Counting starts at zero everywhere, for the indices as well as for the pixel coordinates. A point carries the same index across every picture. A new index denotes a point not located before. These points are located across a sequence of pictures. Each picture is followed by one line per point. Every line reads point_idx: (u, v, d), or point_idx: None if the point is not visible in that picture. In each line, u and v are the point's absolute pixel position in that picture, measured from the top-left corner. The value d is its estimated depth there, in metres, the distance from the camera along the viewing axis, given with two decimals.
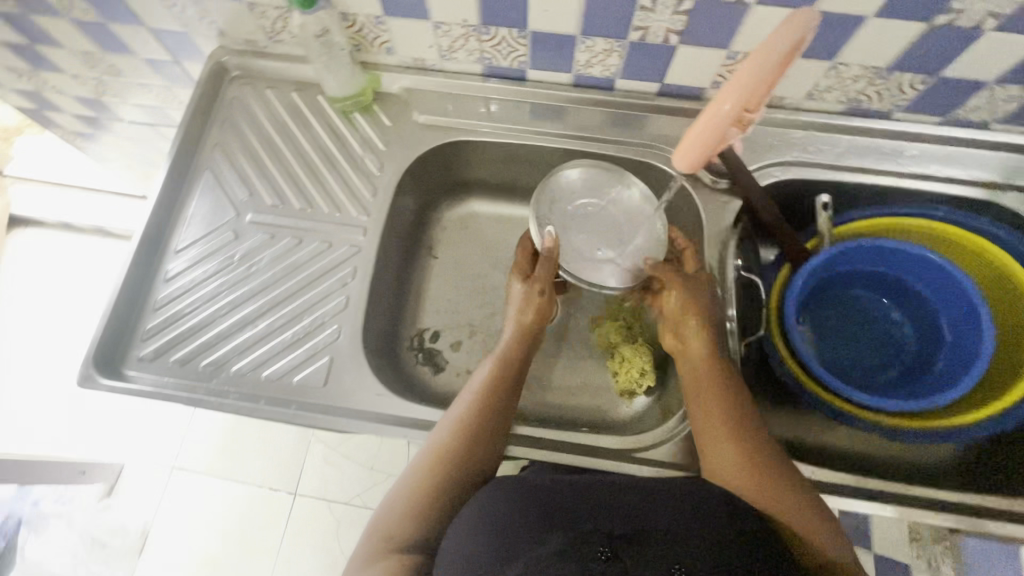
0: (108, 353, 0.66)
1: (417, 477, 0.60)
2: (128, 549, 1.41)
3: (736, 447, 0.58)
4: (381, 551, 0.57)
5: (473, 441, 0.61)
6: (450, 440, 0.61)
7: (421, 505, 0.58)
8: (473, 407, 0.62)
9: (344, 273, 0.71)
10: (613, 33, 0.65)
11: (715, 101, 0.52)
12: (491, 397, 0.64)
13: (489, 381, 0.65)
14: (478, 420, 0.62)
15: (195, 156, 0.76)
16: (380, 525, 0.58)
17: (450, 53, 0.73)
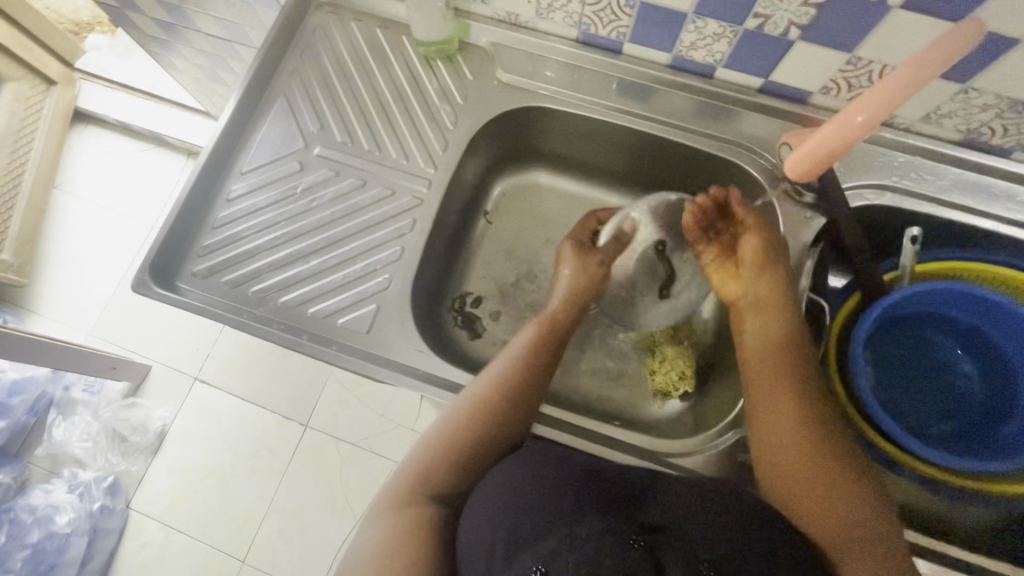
0: (164, 264, 0.67)
1: (447, 428, 0.60)
2: (145, 447, 1.48)
3: (796, 449, 0.54)
4: (411, 496, 0.58)
5: (502, 407, 0.61)
6: (482, 407, 0.61)
7: (449, 459, 0.59)
8: (507, 380, 0.62)
9: (403, 224, 0.70)
10: (728, 18, 0.60)
11: (845, 110, 0.53)
12: (522, 370, 0.63)
13: (525, 350, 0.65)
14: (510, 391, 0.62)
15: (273, 79, 0.75)
16: (409, 472, 0.60)
17: (548, 12, 0.69)
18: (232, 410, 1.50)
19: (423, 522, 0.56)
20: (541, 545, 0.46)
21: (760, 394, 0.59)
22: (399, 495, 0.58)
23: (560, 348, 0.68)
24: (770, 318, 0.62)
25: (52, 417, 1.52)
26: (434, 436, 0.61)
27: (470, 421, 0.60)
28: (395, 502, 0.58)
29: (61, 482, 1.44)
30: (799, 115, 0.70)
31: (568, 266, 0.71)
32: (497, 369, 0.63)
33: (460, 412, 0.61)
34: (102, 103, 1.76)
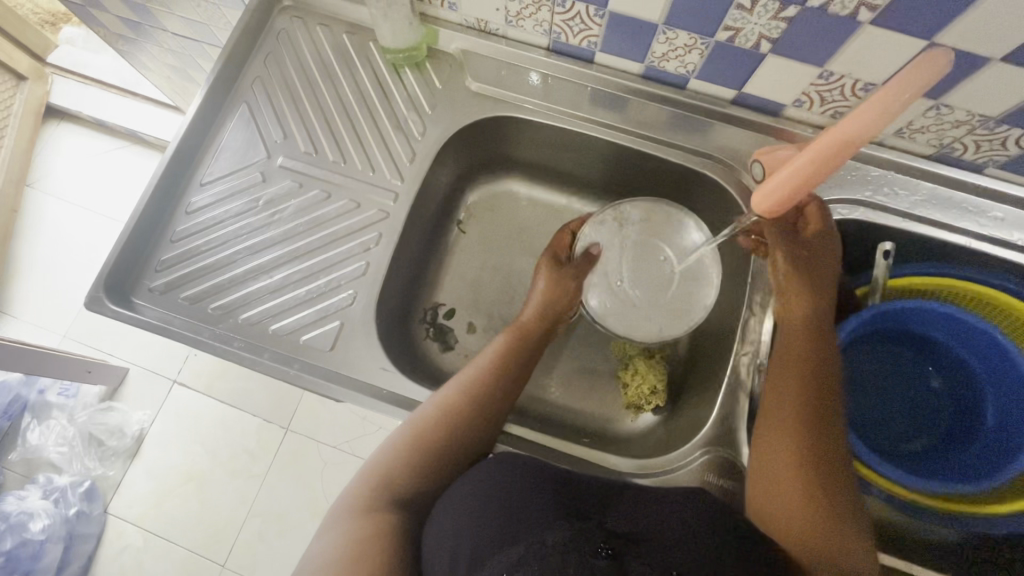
0: (120, 279, 0.65)
1: (410, 433, 0.59)
2: (124, 451, 1.46)
3: (790, 458, 0.53)
4: (370, 505, 0.56)
5: (466, 422, 0.60)
6: (451, 415, 0.60)
7: (410, 470, 0.58)
8: (473, 399, 0.61)
9: (369, 238, 0.68)
10: (698, 30, 0.59)
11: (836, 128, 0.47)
12: (486, 383, 0.62)
13: (494, 360, 0.65)
14: (473, 407, 0.61)
15: (235, 84, 0.72)
16: (370, 476, 0.58)
17: (517, 20, 0.67)
18: (213, 414, 1.48)
19: (385, 527, 0.54)
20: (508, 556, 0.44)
21: (772, 388, 0.58)
22: (363, 502, 0.56)
23: (530, 360, 0.68)
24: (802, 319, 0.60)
25: (27, 421, 1.49)
26: (399, 436, 0.59)
27: (433, 432, 0.59)
28: (357, 509, 0.56)
29: (36, 487, 1.41)
30: (773, 128, 0.69)
31: (542, 278, 0.71)
32: (470, 372, 0.63)
33: (422, 421, 0.60)
34: (74, 98, 1.71)
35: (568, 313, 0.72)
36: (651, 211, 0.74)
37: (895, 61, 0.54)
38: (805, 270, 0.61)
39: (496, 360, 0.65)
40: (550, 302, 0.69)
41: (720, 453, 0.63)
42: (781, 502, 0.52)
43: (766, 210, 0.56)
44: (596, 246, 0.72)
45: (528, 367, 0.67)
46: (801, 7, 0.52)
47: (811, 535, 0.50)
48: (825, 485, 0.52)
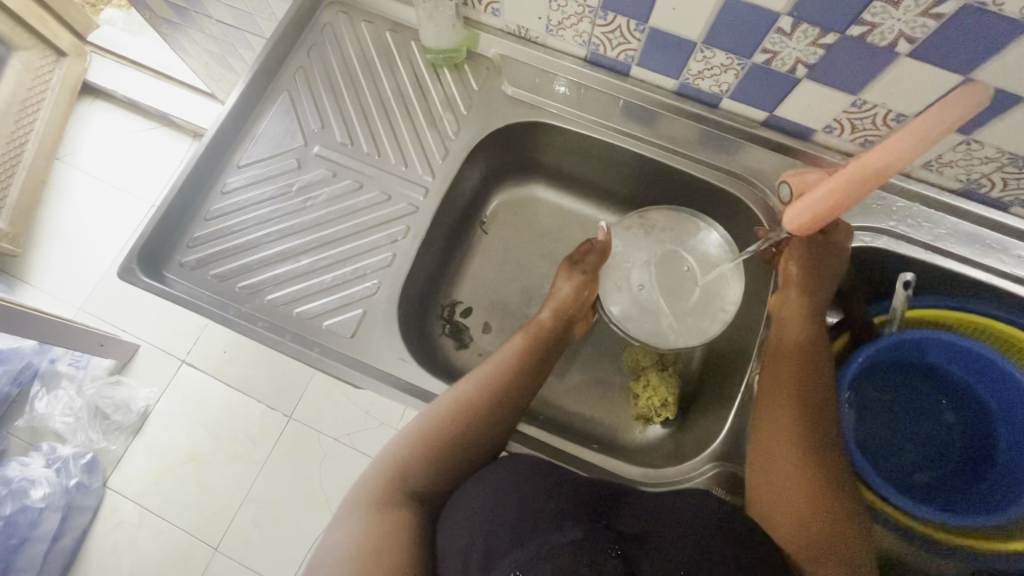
0: (154, 252, 0.66)
1: (426, 428, 0.60)
2: (127, 426, 1.48)
3: (788, 474, 0.54)
4: (384, 499, 0.56)
5: (481, 424, 0.60)
6: (466, 413, 0.60)
7: (422, 465, 0.58)
8: (490, 403, 0.61)
9: (396, 230, 0.69)
10: (736, 50, 0.60)
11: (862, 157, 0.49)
12: (504, 386, 0.63)
13: (512, 361, 0.65)
14: (489, 410, 0.61)
15: (278, 73, 0.74)
16: (383, 469, 0.58)
17: (557, 29, 0.69)
18: (218, 397, 1.50)
19: (402, 524, 0.54)
20: (517, 553, 0.45)
21: (764, 404, 0.59)
22: (378, 497, 0.56)
23: (548, 364, 0.68)
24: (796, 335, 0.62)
25: (35, 389, 1.51)
26: (412, 431, 0.60)
27: (448, 429, 0.60)
28: (372, 502, 0.56)
29: (39, 455, 1.42)
30: (801, 152, 0.70)
31: (565, 285, 0.71)
32: (484, 372, 0.64)
33: (437, 419, 0.60)
34: (111, 78, 1.75)
35: (583, 317, 0.73)
36: (675, 217, 0.76)
37: (929, 94, 0.55)
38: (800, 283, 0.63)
39: (515, 364, 0.65)
40: (569, 305, 0.71)
41: (725, 468, 0.63)
42: (780, 519, 0.52)
43: (796, 228, 0.58)
44: (603, 228, 0.72)
45: (545, 371, 0.67)
46: (841, 35, 0.53)
47: (809, 550, 0.50)
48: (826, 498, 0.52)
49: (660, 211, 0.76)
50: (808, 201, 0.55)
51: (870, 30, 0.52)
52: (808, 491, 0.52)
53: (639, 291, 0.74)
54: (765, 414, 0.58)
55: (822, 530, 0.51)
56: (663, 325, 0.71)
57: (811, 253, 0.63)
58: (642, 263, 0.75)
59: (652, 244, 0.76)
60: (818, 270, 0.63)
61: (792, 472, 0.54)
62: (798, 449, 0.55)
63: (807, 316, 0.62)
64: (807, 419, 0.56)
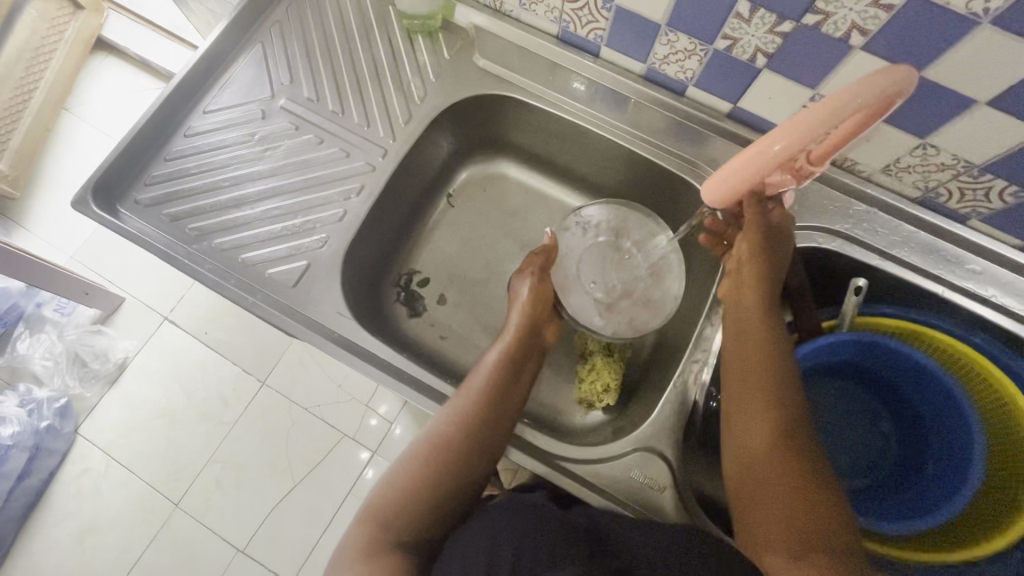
0: (110, 186, 0.67)
1: (410, 469, 0.57)
2: (104, 375, 1.50)
3: (788, 530, 0.50)
4: (376, 551, 0.53)
5: (460, 453, 0.58)
6: (443, 443, 0.58)
7: (409, 508, 0.55)
8: (464, 429, 0.58)
9: (351, 187, 0.70)
10: (699, 35, 0.60)
11: (767, 137, 0.49)
12: (480, 409, 0.60)
13: (483, 378, 0.62)
14: (465, 436, 0.58)
15: (254, 24, 0.75)
16: (370, 518, 0.56)
17: (530, 4, 0.68)
18: (194, 355, 1.52)
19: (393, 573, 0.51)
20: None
21: (742, 448, 0.56)
22: (366, 547, 0.53)
23: (522, 376, 0.65)
24: (759, 348, 0.58)
25: (19, 331, 1.54)
26: (396, 476, 0.58)
27: (427, 465, 0.57)
28: (362, 552, 0.53)
29: (15, 395, 1.45)
30: None
31: (525, 286, 0.69)
32: (460, 399, 0.61)
33: (417, 457, 0.58)
34: (125, 35, 1.78)
35: (550, 321, 0.70)
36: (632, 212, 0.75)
37: None
38: (755, 270, 0.62)
39: (487, 380, 0.62)
40: (534, 312, 0.68)
41: (649, 451, 0.64)
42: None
43: (715, 202, 0.57)
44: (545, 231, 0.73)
45: (521, 384, 0.64)
46: (797, 24, 0.53)
47: None
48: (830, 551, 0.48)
49: (613, 207, 0.76)
50: (722, 166, 0.54)
51: (824, 20, 0.51)
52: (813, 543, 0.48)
53: (592, 288, 0.73)
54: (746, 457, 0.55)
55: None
56: (611, 311, 0.71)
57: (762, 235, 0.61)
58: (596, 253, 0.74)
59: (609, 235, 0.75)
60: (769, 249, 0.61)
61: (786, 529, 0.50)
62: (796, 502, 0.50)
63: (763, 312, 0.61)
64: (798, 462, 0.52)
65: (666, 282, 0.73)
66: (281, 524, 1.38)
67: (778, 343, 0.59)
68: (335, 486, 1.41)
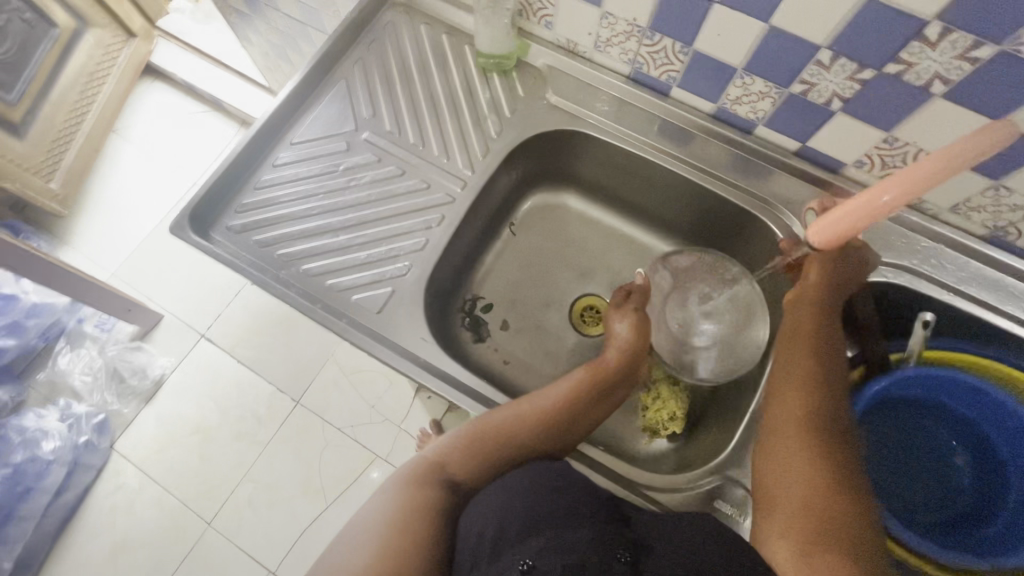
0: (204, 213, 0.70)
1: (471, 432, 0.63)
2: (140, 392, 1.52)
3: (796, 499, 0.54)
4: (425, 480, 0.62)
5: (522, 444, 0.62)
6: (511, 430, 0.62)
7: (462, 462, 0.62)
8: (534, 426, 0.62)
9: (431, 218, 0.72)
10: (775, 79, 0.63)
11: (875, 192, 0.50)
12: (552, 416, 0.63)
13: (567, 392, 0.65)
14: (533, 434, 0.62)
15: (338, 63, 0.79)
16: (430, 455, 0.64)
17: (605, 46, 0.72)
18: (231, 374, 1.54)
19: (427, 506, 0.60)
20: (530, 543, 0.50)
21: (770, 429, 0.59)
22: (417, 474, 0.63)
23: (605, 402, 0.67)
24: (818, 354, 0.61)
25: (60, 346, 1.55)
26: (459, 432, 0.64)
27: (488, 439, 0.62)
28: (413, 478, 0.62)
29: (55, 409, 1.46)
30: (829, 183, 0.71)
31: (623, 324, 0.71)
32: (538, 400, 0.64)
33: (482, 428, 0.63)
34: (174, 62, 1.84)
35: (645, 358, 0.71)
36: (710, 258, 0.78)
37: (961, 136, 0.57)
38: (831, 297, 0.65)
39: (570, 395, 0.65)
40: (631, 345, 0.69)
41: (723, 481, 0.64)
42: (790, 541, 0.52)
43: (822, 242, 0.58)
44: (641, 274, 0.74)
45: (601, 409, 0.67)
46: (878, 72, 0.56)
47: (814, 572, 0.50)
48: (824, 520, 0.52)
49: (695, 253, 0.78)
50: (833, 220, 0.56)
51: (906, 69, 0.54)
52: (813, 513, 0.52)
53: (673, 328, 0.77)
54: (770, 435, 0.59)
55: (803, 540, 0.51)
56: (690, 353, 0.76)
57: (834, 255, 0.65)
58: (675, 298, 0.78)
59: (687, 279, 0.78)
60: (838, 271, 0.65)
61: (789, 507, 0.54)
62: (811, 479, 0.54)
63: (827, 328, 0.63)
64: (825, 448, 0.56)
65: (748, 327, 0.75)
66: (312, 545, 1.38)
67: (835, 359, 0.62)
68: None
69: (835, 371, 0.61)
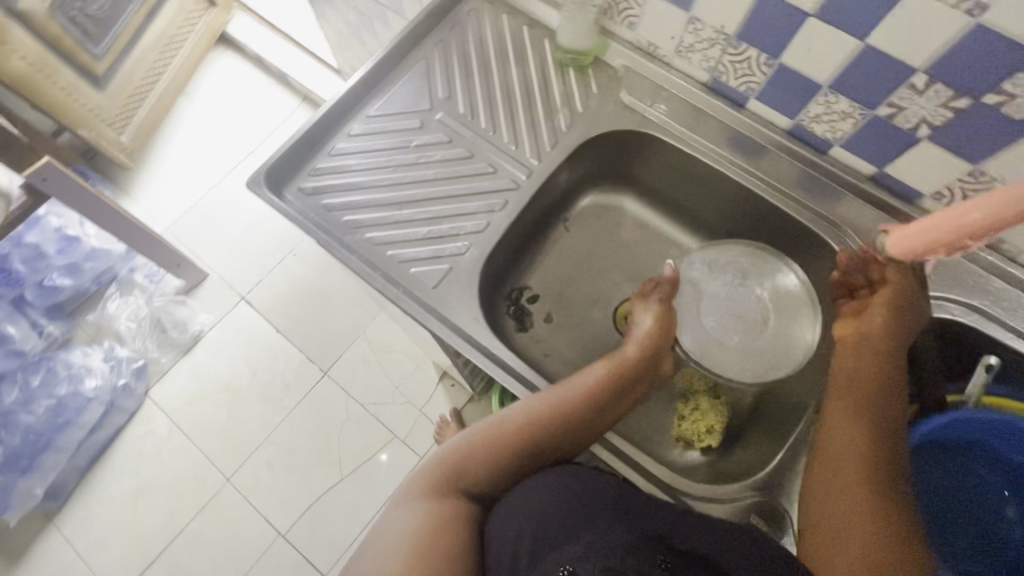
0: (280, 173, 0.73)
1: (489, 435, 0.62)
2: (179, 344, 1.57)
3: (857, 552, 0.51)
4: (442, 490, 0.60)
5: (539, 442, 0.61)
6: (529, 428, 0.61)
7: (480, 466, 0.61)
8: (554, 424, 0.61)
9: (495, 202, 0.73)
10: (861, 99, 0.62)
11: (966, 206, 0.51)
12: (573, 414, 0.62)
13: (588, 388, 0.63)
14: (551, 432, 0.61)
15: (420, 43, 0.81)
16: (446, 460, 0.62)
17: (687, 51, 0.73)
18: (265, 337, 1.58)
19: (451, 517, 0.59)
20: (569, 548, 0.50)
21: (823, 473, 0.56)
22: (435, 485, 0.61)
23: (624, 399, 0.66)
24: (872, 394, 0.58)
25: (110, 291, 1.59)
26: (476, 435, 0.63)
27: (507, 438, 0.61)
28: (431, 489, 0.60)
29: (100, 349, 1.51)
30: (902, 212, 0.70)
31: (647, 318, 0.69)
32: (558, 398, 0.62)
33: (500, 429, 0.62)
34: (249, 34, 1.92)
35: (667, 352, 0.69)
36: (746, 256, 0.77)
37: None
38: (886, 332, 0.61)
39: (593, 390, 0.63)
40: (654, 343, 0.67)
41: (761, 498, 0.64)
42: None
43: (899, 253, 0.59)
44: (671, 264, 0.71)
45: (623, 406, 0.65)
46: (975, 101, 0.55)
47: None
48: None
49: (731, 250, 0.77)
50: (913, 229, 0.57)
51: (1006, 100, 0.53)
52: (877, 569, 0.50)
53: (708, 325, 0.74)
54: (818, 484, 0.56)
55: None
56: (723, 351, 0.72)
57: (889, 295, 0.63)
58: (710, 294, 0.75)
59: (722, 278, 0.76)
60: (900, 316, 0.62)
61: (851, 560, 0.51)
62: (873, 533, 0.51)
63: (881, 364, 0.60)
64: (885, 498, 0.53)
65: (790, 324, 0.73)
66: (322, 515, 1.40)
67: (891, 398, 0.58)
68: (380, 485, 1.43)
69: (890, 410, 0.58)
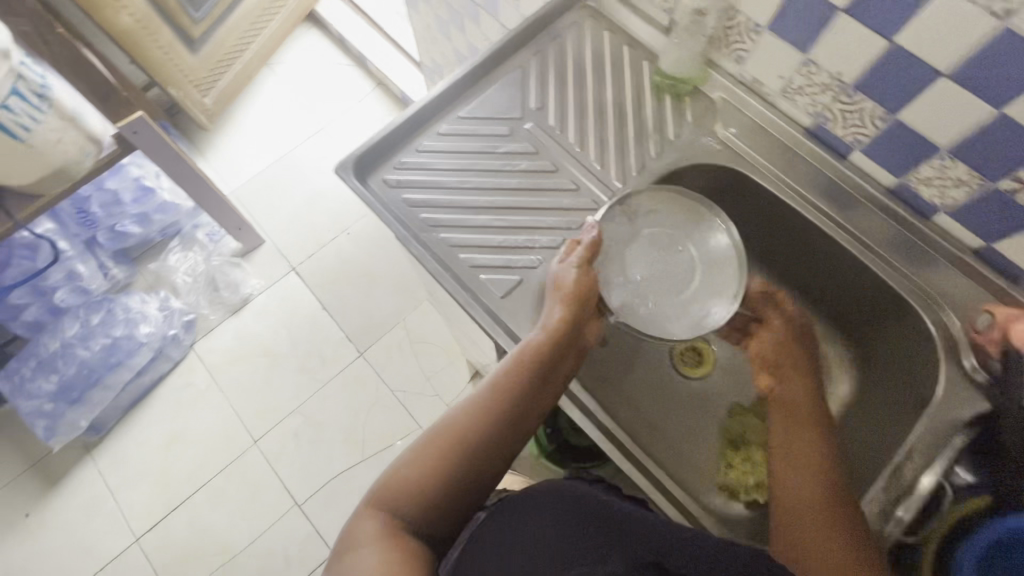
0: (368, 162, 0.74)
1: (427, 450, 0.57)
2: (229, 304, 1.63)
3: None
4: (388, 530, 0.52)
5: (477, 438, 0.57)
6: (464, 428, 0.57)
7: (423, 486, 0.55)
8: (488, 416, 0.58)
9: (574, 220, 0.73)
10: (982, 169, 0.59)
11: None
12: (505, 400, 0.59)
13: (513, 371, 0.60)
14: (488, 423, 0.58)
15: (520, 51, 0.81)
16: (388, 492, 0.55)
17: (795, 94, 0.70)
18: (310, 310, 1.62)
19: (405, 552, 0.50)
20: None
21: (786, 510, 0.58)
22: (380, 527, 0.52)
23: (555, 377, 0.62)
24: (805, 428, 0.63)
25: (173, 244, 1.66)
26: (412, 456, 0.57)
27: (444, 449, 0.56)
28: (378, 532, 0.52)
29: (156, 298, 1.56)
30: (1003, 292, 0.66)
31: (568, 281, 0.65)
32: (490, 387, 0.60)
33: (435, 440, 0.57)
34: (337, 16, 1.97)
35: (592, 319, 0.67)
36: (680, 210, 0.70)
37: None
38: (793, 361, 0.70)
39: (521, 372, 0.60)
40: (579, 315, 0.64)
41: None
42: None
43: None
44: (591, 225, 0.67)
45: (554, 385, 0.62)
46: None
47: None
48: None
49: (660, 197, 0.70)
50: None
51: None
52: None
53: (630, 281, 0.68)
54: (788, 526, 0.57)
55: None
56: (641, 306, 0.67)
57: (789, 325, 0.73)
58: (638, 249, 0.70)
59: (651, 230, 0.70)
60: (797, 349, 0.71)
61: None
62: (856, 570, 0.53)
63: (803, 400, 0.66)
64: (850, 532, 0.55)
65: (712, 288, 0.68)
66: (340, 492, 1.43)
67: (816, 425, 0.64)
68: None
69: (817, 435, 0.62)
